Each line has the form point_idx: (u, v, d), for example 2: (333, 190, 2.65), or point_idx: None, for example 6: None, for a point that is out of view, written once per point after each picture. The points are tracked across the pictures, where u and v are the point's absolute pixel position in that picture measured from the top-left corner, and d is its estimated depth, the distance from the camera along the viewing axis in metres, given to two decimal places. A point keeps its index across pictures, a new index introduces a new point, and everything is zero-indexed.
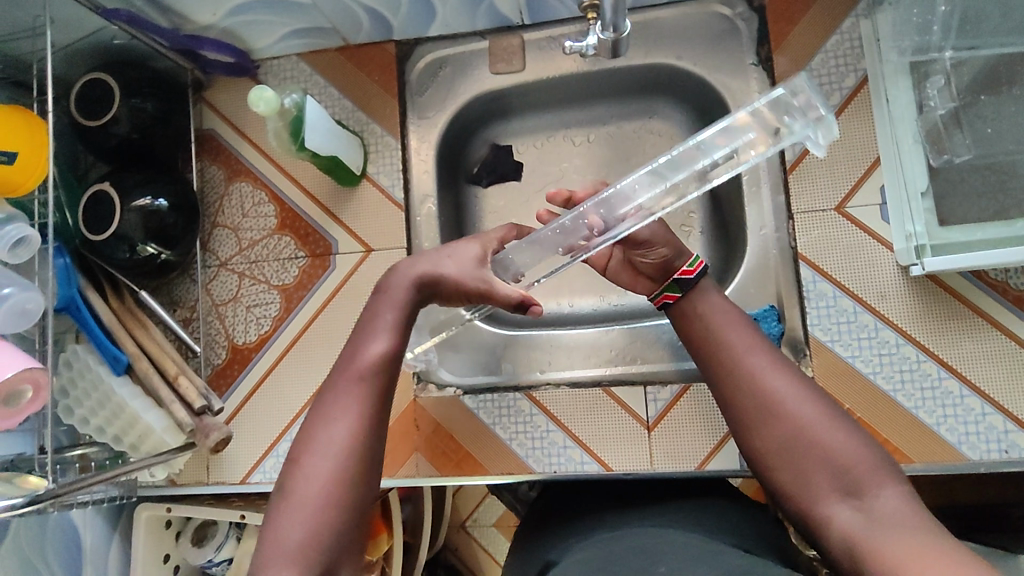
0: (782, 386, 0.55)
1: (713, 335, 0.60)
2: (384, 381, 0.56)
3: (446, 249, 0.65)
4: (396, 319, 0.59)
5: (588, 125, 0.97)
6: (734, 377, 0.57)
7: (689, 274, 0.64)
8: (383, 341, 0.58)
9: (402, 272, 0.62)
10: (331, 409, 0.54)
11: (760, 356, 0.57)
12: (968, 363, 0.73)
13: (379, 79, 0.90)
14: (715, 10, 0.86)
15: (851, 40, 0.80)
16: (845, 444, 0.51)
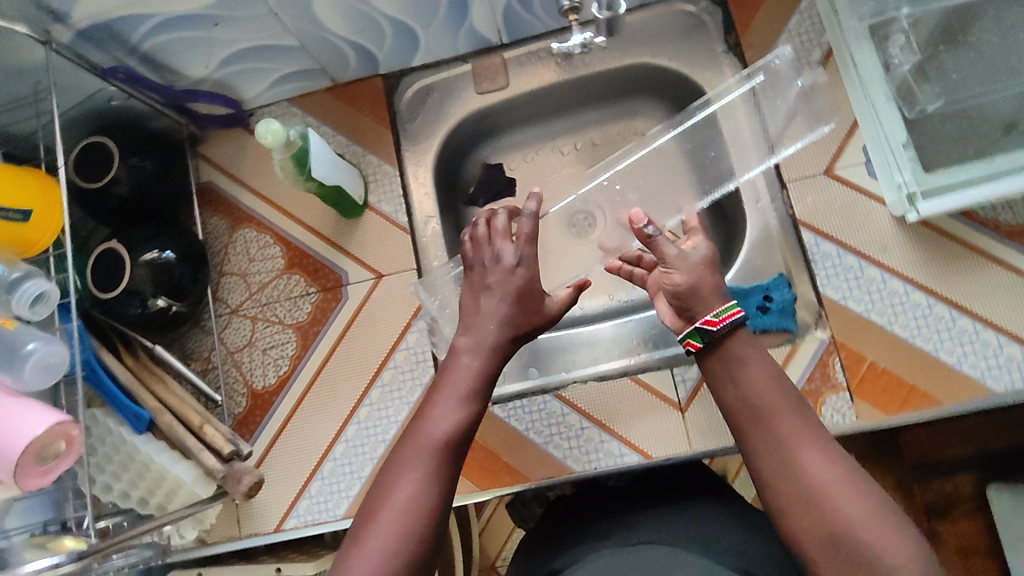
0: (827, 471, 0.49)
1: (750, 402, 0.53)
2: (458, 452, 0.55)
3: (490, 291, 0.64)
4: (475, 383, 0.58)
5: (574, 134, 1.01)
6: (774, 455, 0.51)
7: (712, 324, 0.56)
8: (454, 415, 0.56)
9: (484, 333, 0.61)
10: (406, 474, 0.53)
11: (801, 433, 0.51)
12: (977, 300, 0.76)
13: (370, 112, 0.93)
14: (681, 8, 0.91)
15: (811, 18, 0.85)
16: (893, 543, 0.45)
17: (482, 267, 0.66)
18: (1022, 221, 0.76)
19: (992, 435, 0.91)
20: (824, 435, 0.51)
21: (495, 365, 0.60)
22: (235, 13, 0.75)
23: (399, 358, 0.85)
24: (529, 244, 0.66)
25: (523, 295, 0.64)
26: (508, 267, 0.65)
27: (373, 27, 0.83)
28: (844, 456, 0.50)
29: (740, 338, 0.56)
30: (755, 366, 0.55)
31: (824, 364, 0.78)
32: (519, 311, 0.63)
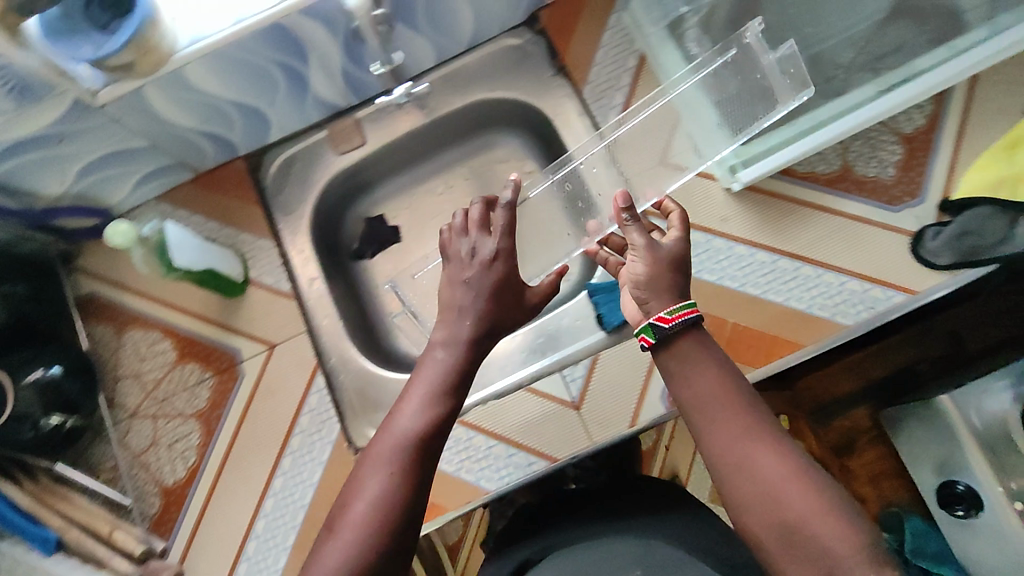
0: (776, 468, 0.54)
1: (703, 404, 0.58)
2: (431, 445, 0.58)
3: (467, 283, 0.67)
4: (444, 382, 0.62)
5: (444, 174, 1.07)
6: (727, 454, 0.56)
7: (666, 322, 0.60)
8: (423, 411, 0.60)
9: (459, 327, 0.65)
10: (373, 473, 0.56)
11: (751, 434, 0.56)
12: (812, 245, 0.85)
13: (237, 195, 0.97)
14: (508, 42, 0.98)
15: (619, 32, 0.95)
16: (838, 534, 0.50)
17: (461, 261, 0.69)
18: (835, 169, 0.86)
19: (876, 362, 1.03)
20: (774, 434, 0.56)
21: (469, 359, 0.64)
22: (78, 127, 0.78)
23: (304, 422, 0.88)
24: (506, 239, 0.68)
25: (497, 293, 0.67)
26: (487, 261, 0.68)
27: (219, 114, 0.87)
28: (795, 450, 0.55)
29: (688, 342, 0.61)
30: (706, 370, 0.60)
31: None
32: (494, 305, 0.67)
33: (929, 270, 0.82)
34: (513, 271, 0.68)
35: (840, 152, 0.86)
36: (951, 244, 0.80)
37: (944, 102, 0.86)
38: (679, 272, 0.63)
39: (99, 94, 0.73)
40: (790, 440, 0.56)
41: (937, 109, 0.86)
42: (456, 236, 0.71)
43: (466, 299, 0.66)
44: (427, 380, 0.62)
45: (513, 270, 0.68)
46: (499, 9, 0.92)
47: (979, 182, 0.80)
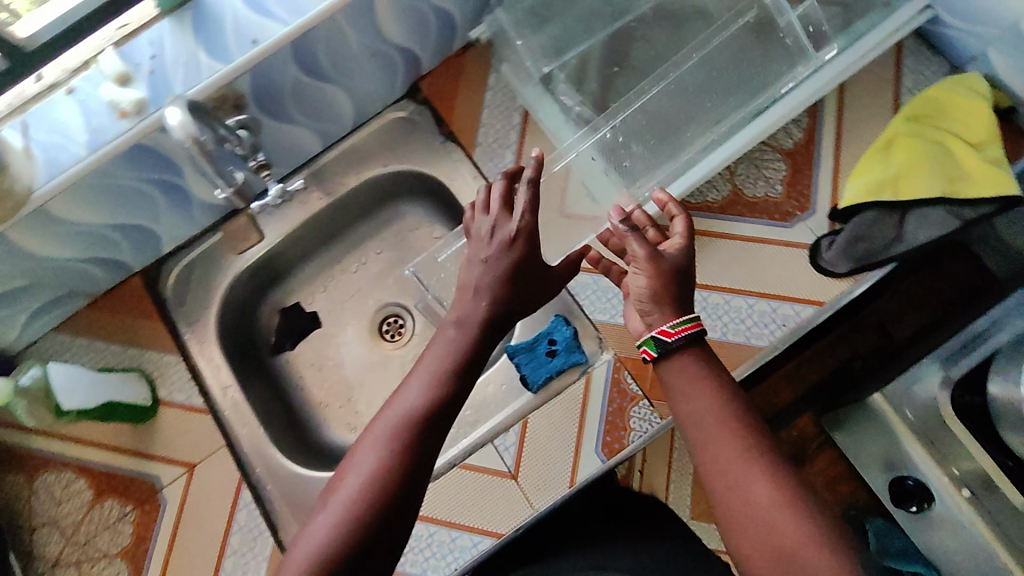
0: (770, 494, 0.56)
1: (704, 420, 0.61)
2: (434, 422, 0.61)
3: (482, 258, 0.68)
4: (447, 367, 0.64)
5: (355, 252, 1.06)
6: (721, 472, 0.58)
7: (667, 335, 0.63)
8: (426, 391, 0.62)
9: (469, 310, 0.66)
10: (365, 453, 0.59)
11: (748, 454, 0.58)
12: (716, 273, 0.85)
13: (136, 311, 0.93)
14: (394, 115, 0.98)
15: (501, 91, 0.94)
16: (824, 565, 0.52)
17: (481, 237, 0.70)
18: (725, 195, 0.87)
19: (813, 368, 1.08)
20: (772, 458, 0.58)
21: (474, 339, 0.65)
22: None
23: (234, 542, 0.83)
24: (529, 217, 0.68)
25: (513, 273, 0.68)
26: (509, 240, 0.68)
27: (100, 239, 0.84)
28: (788, 480, 0.57)
29: (688, 358, 0.64)
30: (706, 388, 0.62)
31: (618, 382, 0.83)
32: (508, 287, 0.67)
33: (832, 278, 0.83)
34: (533, 253, 0.69)
35: (728, 178, 0.88)
36: (845, 252, 0.82)
37: (817, 114, 0.88)
38: (679, 287, 0.66)
39: None
40: (788, 466, 0.58)
41: (813, 121, 0.88)
42: (478, 214, 0.72)
43: (477, 275, 0.67)
44: (429, 361, 0.65)
45: (530, 249, 0.69)
46: (374, 87, 0.92)
47: (860, 187, 0.83)
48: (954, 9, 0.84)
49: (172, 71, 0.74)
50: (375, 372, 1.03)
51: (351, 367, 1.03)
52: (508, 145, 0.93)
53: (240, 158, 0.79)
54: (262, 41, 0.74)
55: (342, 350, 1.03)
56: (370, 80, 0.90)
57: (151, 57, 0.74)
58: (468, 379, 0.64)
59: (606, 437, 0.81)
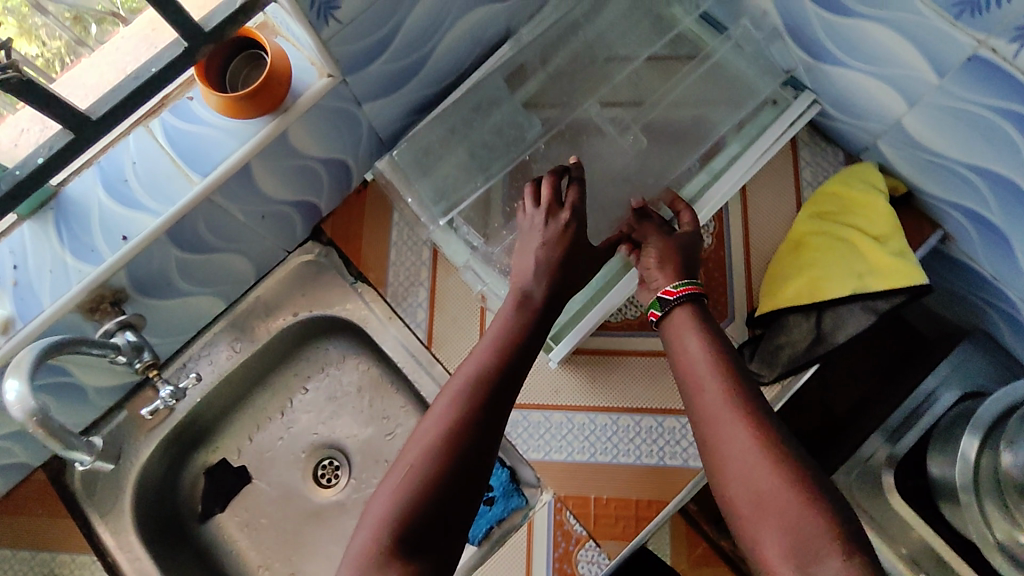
0: (747, 441, 0.59)
1: (693, 377, 0.66)
2: (495, 388, 0.65)
3: (538, 239, 0.77)
4: (505, 342, 0.69)
5: (280, 398, 1.02)
6: (706, 421, 0.62)
7: (671, 294, 0.73)
8: (485, 360, 0.68)
9: (528, 292, 0.74)
10: (434, 416, 0.63)
11: (729, 403, 0.62)
12: (645, 396, 0.83)
13: (44, 510, 0.87)
14: (302, 259, 0.95)
15: (407, 225, 0.94)
16: (797, 511, 0.54)
17: (531, 227, 0.79)
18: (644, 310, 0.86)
19: None
20: (754, 409, 0.61)
21: (530, 320, 0.73)
22: None
23: None
24: (577, 206, 0.79)
25: (566, 258, 0.76)
26: (563, 223, 0.77)
27: None
28: (770, 429, 0.60)
29: (687, 315, 0.72)
30: (695, 349, 0.68)
31: (561, 523, 0.80)
32: (561, 267, 0.75)
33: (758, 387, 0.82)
34: (581, 238, 0.78)
35: None
36: (767, 360, 0.82)
37: (723, 220, 0.89)
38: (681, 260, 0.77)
39: None
40: (772, 419, 0.61)
41: (720, 227, 0.90)
42: (528, 205, 0.80)
43: (537, 255, 0.76)
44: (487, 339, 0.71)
45: (580, 234, 0.78)
46: (269, 242, 0.89)
47: (774, 293, 0.84)
48: (841, 106, 0.85)
49: (39, 283, 0.70)
50: (313, 525, 0.97)
51: (287, 523, 0.97)
52: (420, 282, 0.92)
53: (123, 360, 0.77)
54: (133, 236, 0.71)
55: (275, 506, 0.98)
56: (264, 238, 0.87)
57: (13, 267, 0.70)
58: (527, 353, 0.70)
59: None
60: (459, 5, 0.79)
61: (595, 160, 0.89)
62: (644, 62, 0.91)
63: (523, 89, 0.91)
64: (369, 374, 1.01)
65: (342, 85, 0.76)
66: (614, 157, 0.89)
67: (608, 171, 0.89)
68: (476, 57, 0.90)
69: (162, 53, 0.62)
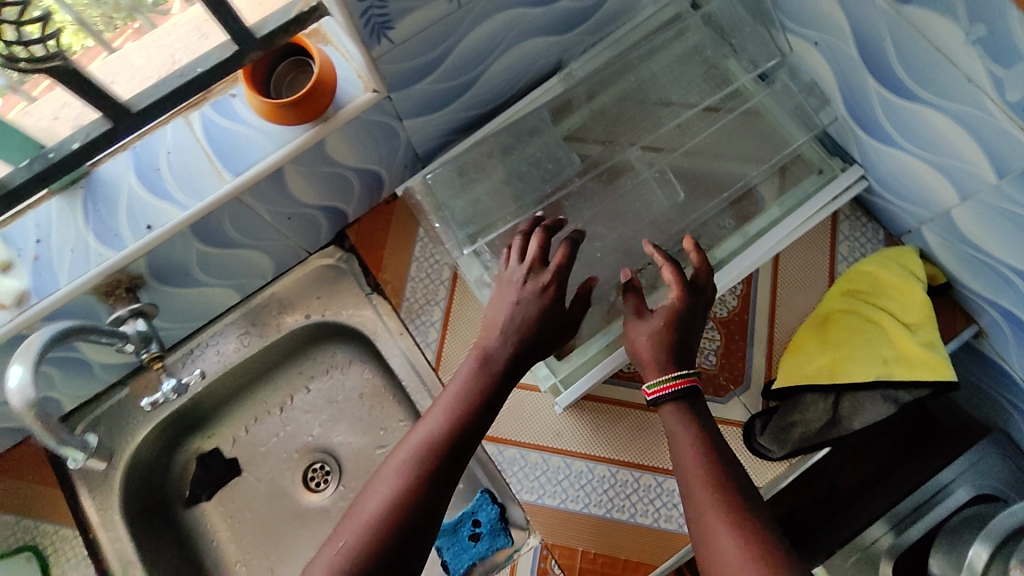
0: (735, 547, 0.56)
1: (683, 472, 0.64)
2: (444, 457, 0.63)
3: (512, 296, 0.72)
4: (466, 400, 0.67)
5: (280, 396, 1.01)
6: (697, 523, 0.59)
7: (649, 395, 0.69)
8: (440, 424, 0.65)
9: (496, 347, 0.70)
10: (378, 486, 0.62)
11: (719, 508, 0.59)
12: (648, 452, 0.81)
13: (33, 477, 0.87)
14: (321, 262, 0.95)
15: (430, 240, 0.93)
16: None
17: (507, 284, 0.74)
18: None
19: None
20: (743, 511, 0.59)
21: (494, 380, 0.68)
22: None
23: None
24: (561, 271, 0.73)
25: (541, 317, 0.71)
26: (539, 290, 0.72)
27: None
28: (760, 532, 0.57)
29: (675, 411, 0.67)
30: (686, 440, 0.65)
31: (545, 572, 0.78)
32: (533, 330, 0.70)
33: (767, 462, 0.80)
34: (562, 302, 0.73)
35: None
36: (777, 436, 0.80)
37: (752, 284, 0.88)
38: (659, 350, 0.70)
39: None
40: (764, 525, 0.58)
41: (747, 289, 0.88)
42: (512, 261, 0.76)
43: (505, 313, 0.71)
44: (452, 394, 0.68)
45: (561, 297, 0.73)
46: (290, 242, 0.88)
47: (793, 366, 0.82)
48: (888, 185, 0.84)
49: (59, 259, 0.70)
50: (296, 529, 0.96)
51: (271, 520, 0.96)
52: (437, 302, 0.90)
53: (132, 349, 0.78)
54: (157, 226, 0.71)
55: (261, 502, 0.97)
56: (286, 238, 0.87)
57: (35, 241, 0.71)
58: (486, 416, 0.67)
59: None
60: (515, 36, 0.79)
61: (631, 203, 0.89)
62: (693, 110, 0.92)
63: (566, 123, 0.91)
64: (371, 384, 1.01)
65: (386, 101, 0.76)
66: (648, 205, 0.89)
67: (643, 216, 0.88)
68: (525, 85, 0.90)
69: (211, 54, 0.66)
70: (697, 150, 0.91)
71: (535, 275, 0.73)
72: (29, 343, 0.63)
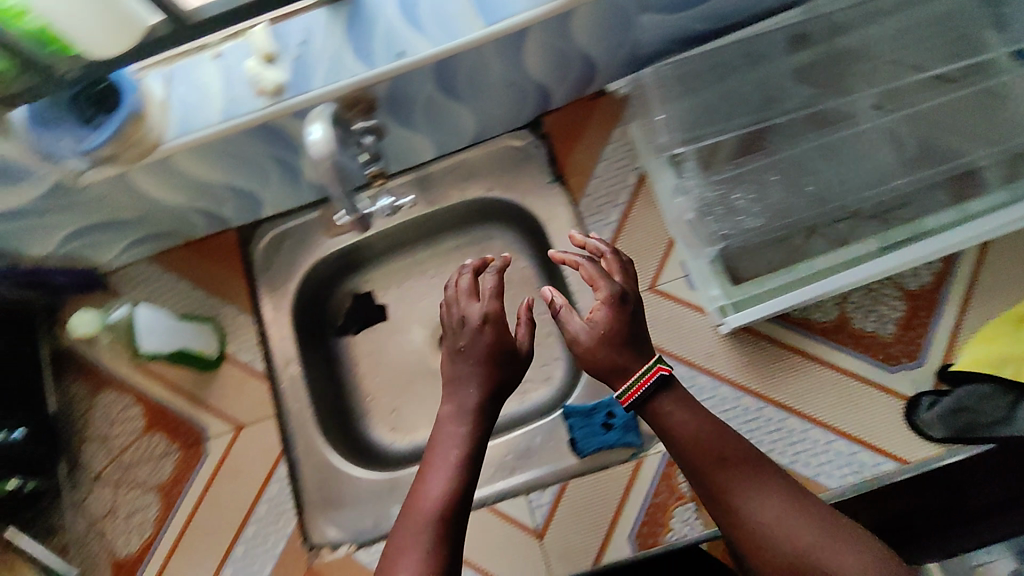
0: (766, 495, 0.61)
1: (684, 445, 0.64)
2: (454, 512, 0.63)
3: (461, 347, 0.71)
4: (461, 452, 0.66)
5: (436, 261, 1.06)
6: (717, 493, 0.63)
7: (625, 403, 0.65)
8: (443, 482, 0.64)
9: (464, 396, 0.69)
10: (404, 555, 0.60)
11: (735, 465, 0.63)
12: (799, 398, 0.80)
13: (226, 265, 0.97)
14: (508, 143, 0.96)
15: (623, 147, 0.91)
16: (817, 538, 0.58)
17: (452, 328, 0.73)
18: (831, 318, 0.81)
19: None
20: (751, 460, 0.63)
21: (474, 434, 0.67)
22: (64, 203, 0.77)
23: (262, 510, 0.87)
24: (495, 299, 0.73)
25: (496, 354, 0.70)
26: (474, 326, 0.70)
27: (210, 193, 0.87)
28: (769, 475, 0.62)
29: (664, 398, 0.66)
30: (677, 414, 0.65)
31: (669, 477, 0.80)
32: (492, 371, 0.69)
33: (924, 440, 0.77)
34: (504, 334, 0.71)
35: (840, 301, 0.82)
36: (946, 418, 0.76)
37: (952, 264, 0.81)
38: (612, 347, 0.65)
39: (84, 174, 0.72)
40: (765, 466, 0.63)
41: (945, 267, 0.82)
42: (458, 299, 0.74)
43: (462, 370, 0.70)
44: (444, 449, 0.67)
45: (504, 331, 0.71)
46: (499, 112, 0.90)
47: (979, 356, 0.77)
48: None
49: (316, 64, 0.75)
50: (425, 382, 1.02)
51: (406, 367, 1.02)
52: (616, 204, 0.89)
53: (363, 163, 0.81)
54: (408, 55, 0.74)
55: (399, 350, 1.04)
56: (497, 106, 0.89)
57: (300, 42, 0.75)
58: (476, 469, 0.67)
59: (641, 529, 0.80)
60: None
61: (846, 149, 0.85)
62: (920, 76, 0.84)
63: (799, 56, 0.86)
64: (523, 274, 1.02)
65: None
66: (859, 161, 0.85)
67: (859, 171, 0.84)
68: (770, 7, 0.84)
69: None
70: (930, 113, 0.84)
71: (485, 314, 0.70)
72: (319, 112, 0.71)
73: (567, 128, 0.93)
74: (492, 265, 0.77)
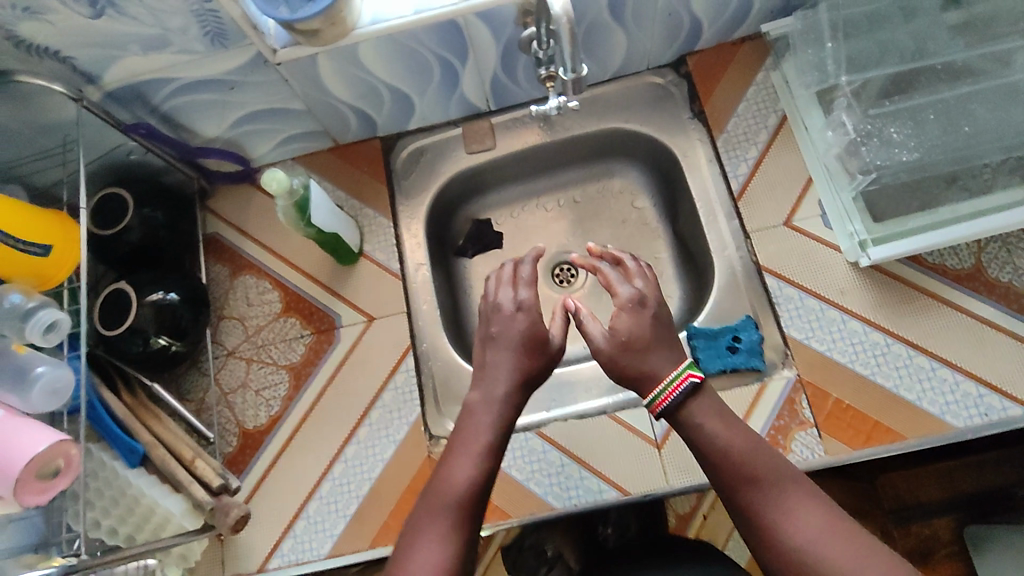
0: (799, 511, 0.59)
1: (713, 452, 0.64)
2: (477, 499, 0.64)
3: (494, 334, 0.75)
4: (490, 440, 0.68)
5: (556, 193, 1.08)
6: (743, 507, 0.62)
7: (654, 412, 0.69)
8: (468, 469, 0.65)
9: (493, 385, 0.72)
10: (429, 537, 0.61)
11: (765, 479, 0.62)
12: (930, 338, 0.81)
13: (367, 170, 1.02)
14: (650, 80, 1.00)
15: (767, 88, 0.94)
16: (849, 558, 0.56)
17: (488, 315, 0.78)
18: (966, 266, 0.83)
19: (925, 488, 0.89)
20: (779, 475, 0.62)
21: (502, 424, 0.70)
22: (249, 79, 0.84)
23: (387, 398, 0.91)
24: (530, 288, 0.78)
25: (528, 339, 0.74)
26: (509, 314, 0.76)
27: (373, 94, 0.92)
28: (804, 490, 0.61)
29: (695, 404, 0.67)
30: (706, 422, 0.66)
31: (792, 402, 0.82)
32: (524, 355, 0.73)
33: None
34: (537, 320, 0.75)
35: (975, 251, 0.84)
36: None
37: None
38: (630, 354, 0.70)
39: (278, 53, 0.80)
40: (792, 481, 0.62)
41: None
42: (490, 295, 0.79)
43: (496, 356, 0.73)
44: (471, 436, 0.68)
45: (534, 320, 0.75)
46: (651, 44, 0.94)
47: None
48: None
49: None
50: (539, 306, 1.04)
51: None
52: (755, 142, 0.92)
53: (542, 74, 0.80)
54: None
55: None
56: (652, 38, 0.92)
57: None
58: (500, 458, 0.69)
59: None
60: None
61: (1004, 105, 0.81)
62: None
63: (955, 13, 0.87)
64: (640, 215, 1.05)
65: None
66: (1017, 113, 0.81)
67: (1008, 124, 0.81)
68: None
69: None
70: None
71: (519, 305, 0.76)
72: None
73: (709, 68, 0.97)
74: (526, 256, 0.82)
